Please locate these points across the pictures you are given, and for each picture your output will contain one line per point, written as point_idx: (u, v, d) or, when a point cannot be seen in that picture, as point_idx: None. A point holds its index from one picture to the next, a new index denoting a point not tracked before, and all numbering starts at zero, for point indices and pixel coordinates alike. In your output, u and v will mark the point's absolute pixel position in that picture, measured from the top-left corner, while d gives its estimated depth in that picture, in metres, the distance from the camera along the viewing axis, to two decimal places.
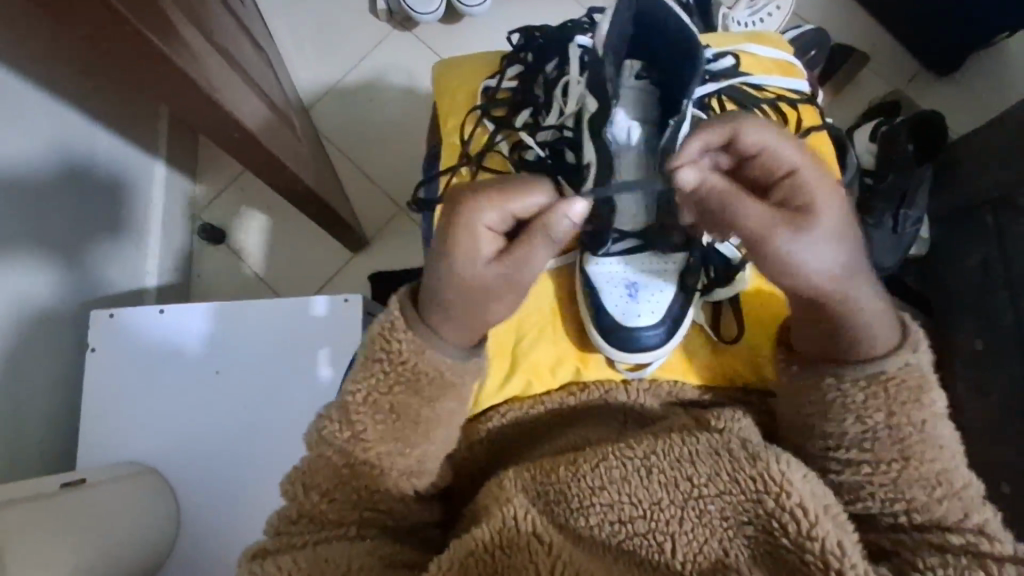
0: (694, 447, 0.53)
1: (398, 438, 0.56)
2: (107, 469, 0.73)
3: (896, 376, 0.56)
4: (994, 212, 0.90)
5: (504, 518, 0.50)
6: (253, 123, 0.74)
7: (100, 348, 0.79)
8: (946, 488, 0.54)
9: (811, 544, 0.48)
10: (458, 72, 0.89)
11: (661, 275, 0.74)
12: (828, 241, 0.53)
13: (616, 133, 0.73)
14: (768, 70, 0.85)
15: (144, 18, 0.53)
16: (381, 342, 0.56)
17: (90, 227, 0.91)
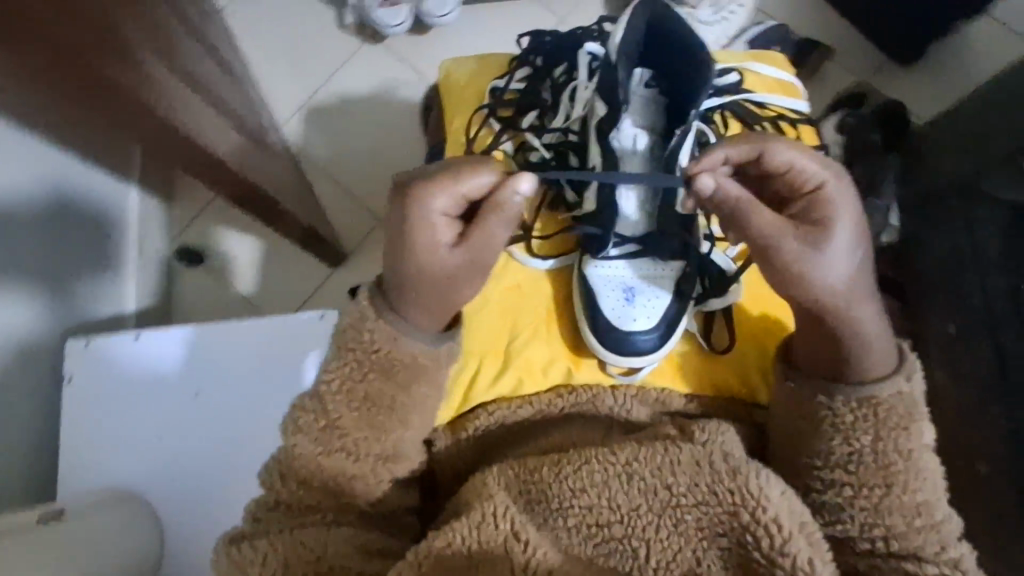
0: (676, 456, 0.54)
1: (373, 425, 0.57)
2: (91, 498, 0.72)
3: (887, 402, 0.57)
4: (959, 198, 0.91)
5: (483, 513, 0.50)
6: (219, 144, 0.74)
7: (77, 377, 0.78)
8: (926, 519, 0.55)
9: (782, 560, 0.49)
10: (469, 71, 0.89)
11: (656, 282, 0.76)
12: (841, 260, 0.56)
13: (620, 138, 0.74)
14: (770, 88, 0.87)
15: (96, 47, 0.53)
16: (352, 333, 0.57)
17: (66, 255, 0.91)
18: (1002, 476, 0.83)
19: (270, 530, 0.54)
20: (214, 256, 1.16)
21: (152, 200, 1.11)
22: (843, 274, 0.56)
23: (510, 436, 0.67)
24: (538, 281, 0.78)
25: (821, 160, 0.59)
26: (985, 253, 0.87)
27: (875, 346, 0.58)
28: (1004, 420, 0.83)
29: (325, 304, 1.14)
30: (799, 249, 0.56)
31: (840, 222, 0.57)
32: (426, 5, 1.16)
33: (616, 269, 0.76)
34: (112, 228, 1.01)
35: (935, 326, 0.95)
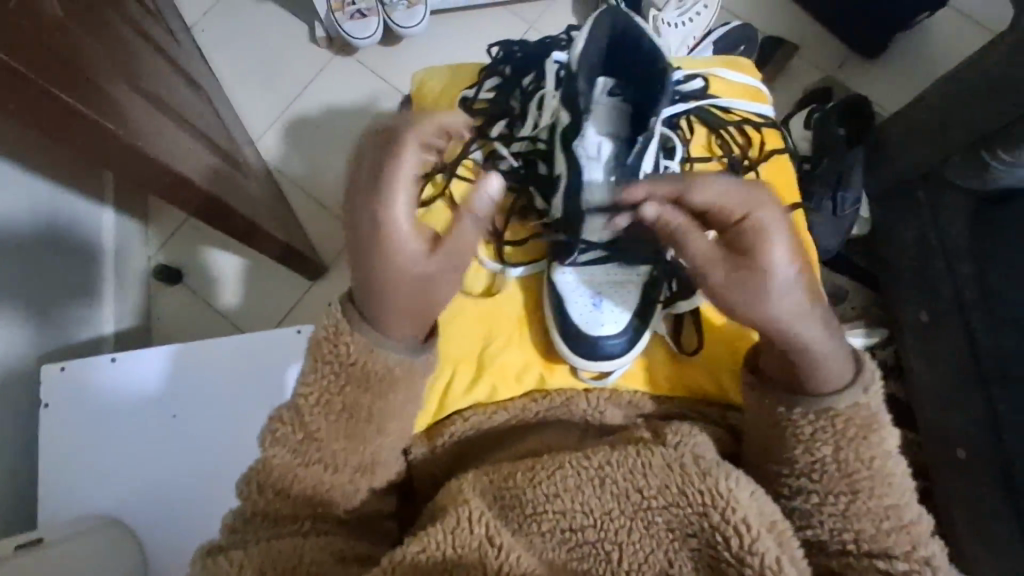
0: (647, 460, 0.55)
1: (350, 436, 0.56)
2: (70, 525, 0.72)
3: (845, 414, 0.57)
4: (924, 189, 0.94)
5: (457, 517, 0.51)
6: (189, 165, 0.74)
7: (53, 404, 0.78)
8: (894, 521, 0.55)
9: (750, 559, 0.50)
10: (440, 80, 0.89)
11: (623, 286, 0.77)
12: (779, 288, 0.55)
13: (584, 146, 0.73)
14: (737, 92, 0.88)
15: (56, 78, 0.54)
16: (328, 345, 0.55)
17: (41, 281, 0.90)
18: (978, 462, 0.84)
19: (248, 539, 0.54)
20: (193, 275, 1.15)
21: (127, 222, 1.11)
22: (783, 299, 0.55)
23: (486, 445, 0.67)
24: (510, 288, 0.79)
25: (756, 187, 0.56)
26: (953, 244, 0.89)
27: (830, 363, 0.57)
28: (979, 406, 0.84)
29: (305, 319, 1.14)
30: (730, 282, 0.56)
31: (774, 254, 0.54)
32: (395, 16, 1.17)
33: (583, 276, 0.77)
34: (86, 252, 1.01)
35: (910, 314, 0.97)
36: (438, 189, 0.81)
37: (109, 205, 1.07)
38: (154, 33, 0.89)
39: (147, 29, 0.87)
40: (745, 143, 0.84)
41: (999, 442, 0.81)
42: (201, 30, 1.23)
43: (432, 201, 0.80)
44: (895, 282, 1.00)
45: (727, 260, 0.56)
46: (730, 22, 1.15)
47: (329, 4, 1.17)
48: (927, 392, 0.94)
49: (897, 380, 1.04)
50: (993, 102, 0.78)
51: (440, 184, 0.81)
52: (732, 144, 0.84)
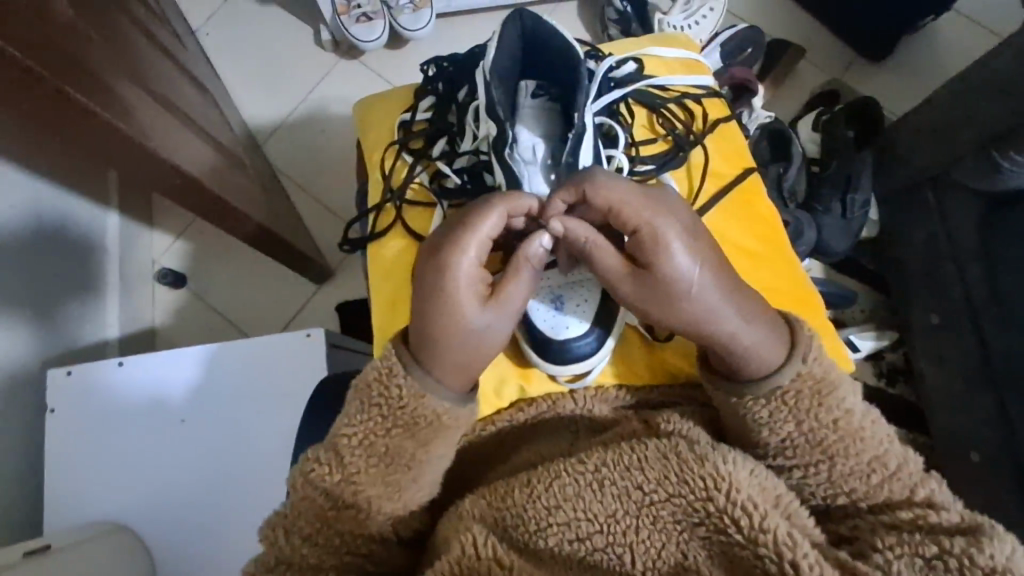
0: (643, 454, 0.54)
1: (389, 481, 0.56)
2: (76, 531, 0.71)
3: (791, 388, 0.57)
4: (934, 189, 0.93)
5: (462, 546, 0.50)
6: (196, 166, 0.74)
7: (59, 408, 0.77)
8: (882, 473, 0.55)
9: (763, 537, 0.49)
10: (376, 106, 0.86)
11: (584, 285, 0.71)
12: (680, 293, 0.57)
13: (519, 151, 0.72)
14: (674, 70, 0.84)
15: (66, 78, 0.53)
16: (378, 387, 0.57)
17: (42, 284, 0.89)
18: (992, 463, 0.84)
19: None
20: (198, 279, 1.14)
21: (131, 226, 1.11)
22: (693, 302, 0.57)
23: (489, 454, 0.67)
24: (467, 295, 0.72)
25: (643, 195, 0.59)
26: (962, 243, 0.88)
27: (758, 349, 0.57)
28: (990, 407, 0.84)
29: (312, 323, 1.13)
30: (636, 291, 0.59)
31: (665, 257, 0.57)
32: (401, 20, 1.17)
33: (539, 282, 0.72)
34: (90, 256, 1.00)
35: (920, 315, 0.97)
36: (389, 220, 0.78)
37: (113, 208, 1.07)
38: (160, 35, 0.89)
39: (153, 31, 0.86)
40: (689, 118, 0.80)
41: (1013, 442, 0.81)
42: (205, 33, 1.23)
43: (383, 230, 0.77)
44: (905, 283, 1.00)
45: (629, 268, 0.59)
46: (735, 25, 1.15)
47: (334, 7, 1.16)
48: (939, 393, 0.94)
49: (907, 384, 1.05)
50: (1000, 101, 0.78)
51: (390, 214, 0.78)
52: (675, 122, 0.80)
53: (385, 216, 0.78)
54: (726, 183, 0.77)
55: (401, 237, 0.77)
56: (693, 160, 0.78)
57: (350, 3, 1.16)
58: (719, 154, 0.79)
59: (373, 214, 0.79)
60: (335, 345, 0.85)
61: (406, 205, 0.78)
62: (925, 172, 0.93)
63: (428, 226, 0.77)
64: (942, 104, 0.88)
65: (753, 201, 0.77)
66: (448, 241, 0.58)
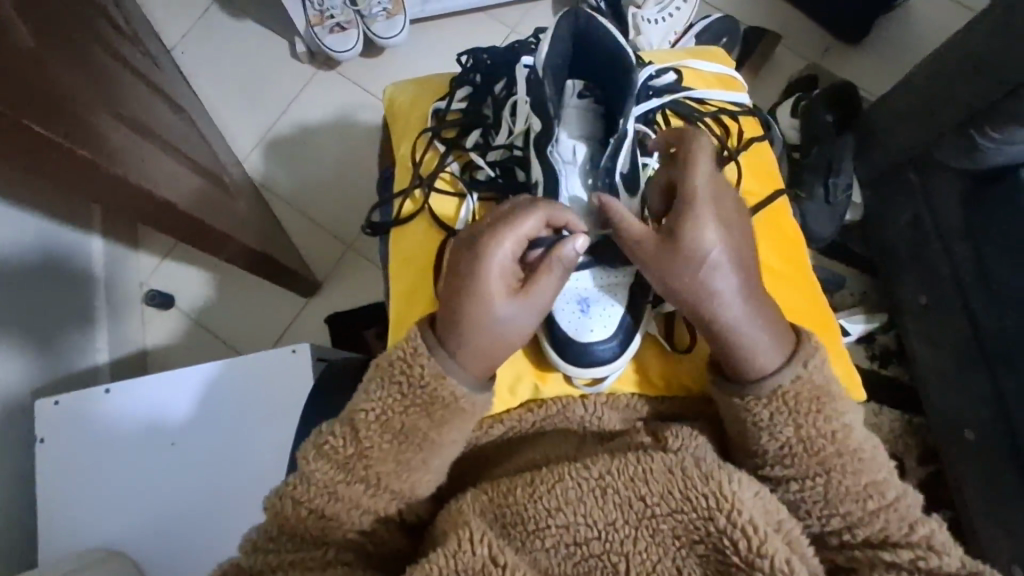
0: (648, 466, 0.51)
1: (400, 460, 0.56)
2: (72, 559, 0.70)
3: (792, 389, 0.56)
4: (916, 169, 0.92)
5: (459, 541, 0.47)
6: (173, 188, 0.73)
7: (49, 437, 0.77)
8: (879, 500, 0.54)
9: (760, 561, 0.46)
10: (410, 95, 0.84)
11: (612, 290, 0.67)
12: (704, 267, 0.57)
13: (558, 150, 0.69)
14: (710, 84, 0.82)
15: (28, 109, 0.53)
16: (400, 366, 0.56)
17: (29, 315, 0.89)
18: (988, 441, 0.84)
19: (271, 561, 0.53)
20: (185, 299, 1.14)
21: (115, 250, 1.10)
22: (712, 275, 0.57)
23: (490, 458, 0.64)
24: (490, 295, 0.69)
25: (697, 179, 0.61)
26: (947, 222, 0.88)
27: (756, 346, 0.57)
28: (983, 383, 0.84)
29: (303, 336, 1.13)
30: (657, 259, 0.58)
31: (695, 231, 0.57)
32: (375, 28, 1.17)
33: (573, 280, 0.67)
34: (74, 282, 1.00)
35: (909, 297, 0.97)
36: (415, 207, 0.76)
37: (96, 232, 1.07)
38: (131, 56, 0.88)
39: (125, 54, 0.86)
40: (724, 133, 0.78)
41: (1007, 422, 0.81)
42: (181, 52, 1.23)
43: (409, 218, 0.75)
44: (894, 267, 1.00)
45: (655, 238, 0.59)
46: (710, 15, 1.15)
47: (308, 18, 1.15)
48: (931, 374, 0.94)
49: (900, 365, 1.04)
50: (975, 82, 0.78)
51: (417, 201, 0.75)
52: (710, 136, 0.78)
53: (411, 204, 0.76)
54: (760, 202, 0.75)
55: (427, 226, 0.74)
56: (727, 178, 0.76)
57: (324, 13, 1.15)
58: (750, 173, 0.77)
59: (400, 200, 0.76)
60: (325, 358, 0.85)
61: (434, 193, 0.75)
62: (904, 155, 0.93)
63: (456, 218, 0.73)
64: (919, 86, 0.87)
65: (783, 225, 0.75)
66: (486, 228, 0.58)
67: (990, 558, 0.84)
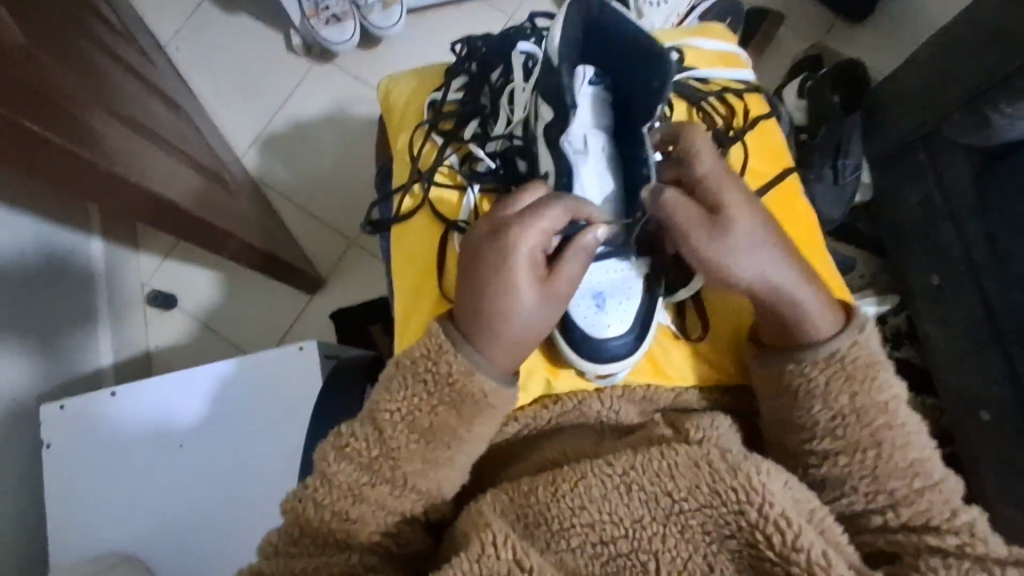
0: (674, 460, 0.50)
1: (428, 458, 0.55)
2: (83, 566, 0.70)
3: (849, 355, 0.57)
4: (927, 148, 0.91)
5: (482, 544, 0.46)
6: (173, 186, 0.72)
7: (55, 443, 0.76)
8: (924, 480, 0.54)
9: (795, 556, 0.45)
10: (405, 88, 0.82)
11: (627, 282, 0.66)
12: (758, 245, 0.58)
13: (569, 140, 0.66)
14: (712, 63, 0.81)
15: (22, 108, 0.51)
16: (425, 363, 0.56)
17: (30, 321, 0.87)
18: (1007, 421, 0.83)
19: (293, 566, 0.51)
20: (187, 300, 1.13)
21: (115, 252, 1.09)
22: (763, 253, 0.58)
23: (504, 457, 0.63)
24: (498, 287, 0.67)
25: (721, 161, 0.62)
26: (960, 202, 0.86)
27: (810, 313, 0.57)
28: (1001, 363, 0.83)
29: (307, 335, 1.12)
30: (711, 239, 0.58)
31: (737, 209, 0.58)
32: (371, 18, 1.15)
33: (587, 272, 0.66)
34: (74, 286, 0.99)
35: (921, 277, 0.96)
36: (414, 203, 0.74)
37: (95, 234, 1.05)
38: (124, 54, 0.86)
39: (118, 51, 0.84)
40: (728, 113, 0.77)
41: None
42: (175, 48, 1.21)
43: (410, 214, 0.73)
44: (902, 247, 0.99)
45: (706, 218, 0.58)
46: None
47: (302, 11, 1.13)
48: (944, 355, 0.93)
49: (912, 347, 1.03)
50: (987, 56, 0.77)
51: (416, 196, 0.74)
52: (714, 117, 0.77)
53: (410, 200, 0.74)
54: (765, 182, 0.73)
55: (428, 220, 0.72)
56: (733, 157, 0.74)
57: (319, 5, 1.13)
58: (757, 152, 0.75)
59: (399, 196, 0.75)
60: (333, 356, 0.84)
61: (434, 187, 0.73)
62: (914, 134, 0.91)
63: (457, 211, 0.72)
64: (927, 64, 0.86)
65: (795, 204, 0.73)
66: (507, 221, 0.58)
67: (1010, 537, 0.83)
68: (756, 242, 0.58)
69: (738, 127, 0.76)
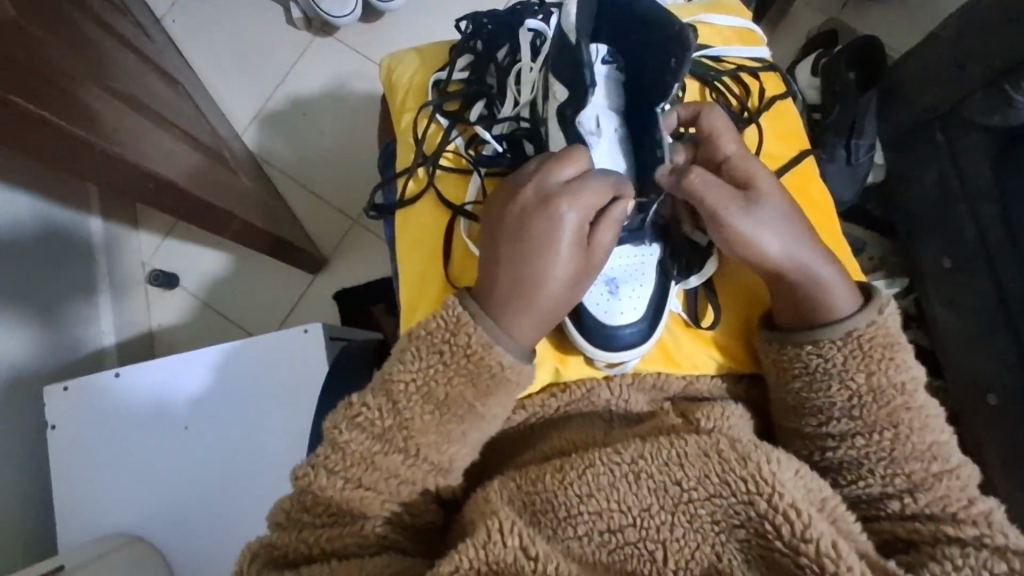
0: (683, 450, 0.50)
1: (441, 431, 0.54)
2: (90, 546, 0.70)
3: (867, 333, 0.56)
4: (944, 128, 0.89)
5: (488, 531, 0.46)
6: (173, 165, 0.70)
7: (60, 424, 0.76)
8: (941, 464, 0.53)
9: (805, 547, 0.45)
10: (408, 66, 0.80)
11: (640, 270, 0.65)
12: (780, 221, 0.57)
13: (583, 121, 0.64)
14: (728, 39, 0.78)
15: (12, 86, 0.50)
16: (442, 335, 0.55)
17: (28, 300, 0.86)
18: (1015, 405, 0.82)
19: (307, 539, 0.51)
20: (188, 279, 1.12)
21: (115, 231, 1.07)
22: (786, 232, 0.57)
23: (512, 446, 0.63)
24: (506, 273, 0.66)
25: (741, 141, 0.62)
26: (975, 183, 0.85)
27: (828, 288, 0.57)
28: (1010, 347, 0.82)
29: (311, 315, 1.11)
30: (737, 216, 0.57)
31: (761, 189, 0.58)
32: None
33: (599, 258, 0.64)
34: (73, 266, 0.98)
35: (932, 259, 0.94)
36: (420, 187, 0.72)
37: (94, 213, 1.04)
38: (119, 26, 0.84)
39: (114, 24, 0.82)
40: (743, 93, 0.75)
41: None
42: (172, 21, 1.18)
43: (414, 199, 0.71)
44: (914, 229, 0.97)
45: (731, 194, 0.57)
46: None
47: None
48: (951, 338, 0.92)
49: (919, 329, 1.01)
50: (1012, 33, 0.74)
51: (422, 180, 0.72)
52: (728, 96, 0.74)
53: (415, 184, 0.72)
54: (783, 165, 0.71)
55: (434, 206, 0.71)
56: (748, 139, 0.72)
57: None
58: (773, 132, 0.73)
59: (404, 180, 0.73)
60: (338, 338, 0.83)
61: (439, 171, 0.71)
62: (931, 112, 0.89)
63: (462, 195, 0.70)
64: (949, 40, 0.83)
65: (809, 188, 0.72)
66: (533, 197, 0.57)
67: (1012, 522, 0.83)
68: (777, 220, 0.57)
69: (753, 107, 0.73)
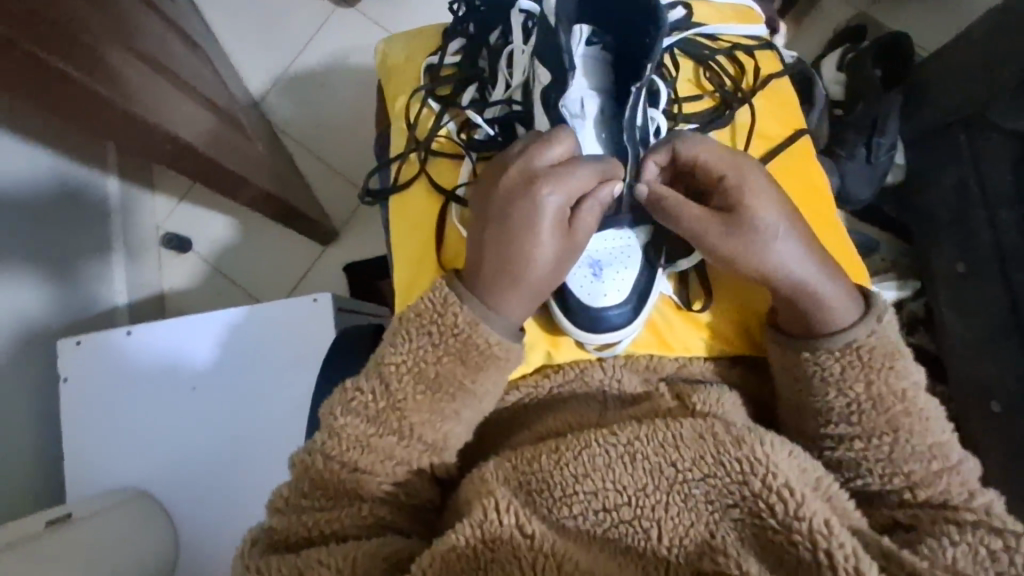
0: (678, 432, 0.51)
1: (434, 409, 0.55)
2: (98, 499, 0.72)
3: (868, 344, 0.56)
4: (967, 129, 0.87)
5: (484, 510, 0.47)
6: (189, 128, 0.71)
7: (72, 377, 0.78)
8: (942, 462, 0.54)
9: (798, 525, 0.45)
10: (401, 49, 0.80)
11: (626, 252, 0.64)
12: (784, 237, 0.57)
13: (566, 103, 0.64)
14: (724, 16, 0.77)
15: (38, 39, 0.50)
16: (432, 315, 0.56)
17: (42, 255, 0.88)
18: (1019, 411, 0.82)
19: (303, 521, 0.52)
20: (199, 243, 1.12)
21: (131, 191, 1.08)
22: (788, 245, 0.57)
23: (506, 425, 0.63)
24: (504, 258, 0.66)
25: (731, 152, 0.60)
26: (996, 188, 0.84)
27: (832, 305, 0.57)
28: None
29: (318, 287, 1.12)
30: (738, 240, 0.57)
31: (760, 203, 0.57)
32: None
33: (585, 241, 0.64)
34: (87, 225, 0.99)
35: (944, 263, 0.93)
36: (412, 172, 0.72)
37: (111, 172, 1.05)
38: None
39: None
40: (737, 73, 0.74)
41: None
42: None
43: (407, 184, 0.71)
44: (927, 231, 0.96)
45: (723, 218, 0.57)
46: None
47: None
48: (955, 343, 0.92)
49: (926, 333, 1.01)
50: None
51: (414, 165, 0.72)
52: (722, 76, 0.73)
53: (408, 167, 0.72)
54: (772, 147, 0.70)
55: (427, 191, 0.71)
56: (739, 120, 0.71)
57: None
58: (767, 111, 0.72)
59: (396, 165, 0.73)
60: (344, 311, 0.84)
61: (433, 156, 0.71)
62: (956, 112, 0.88)
63: (455, 180, 0.70)
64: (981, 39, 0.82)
65: (803, 167, 0.71)
66: (519, 177, 0.57)
67: None
68: (780, 231, 0.57)
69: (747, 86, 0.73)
